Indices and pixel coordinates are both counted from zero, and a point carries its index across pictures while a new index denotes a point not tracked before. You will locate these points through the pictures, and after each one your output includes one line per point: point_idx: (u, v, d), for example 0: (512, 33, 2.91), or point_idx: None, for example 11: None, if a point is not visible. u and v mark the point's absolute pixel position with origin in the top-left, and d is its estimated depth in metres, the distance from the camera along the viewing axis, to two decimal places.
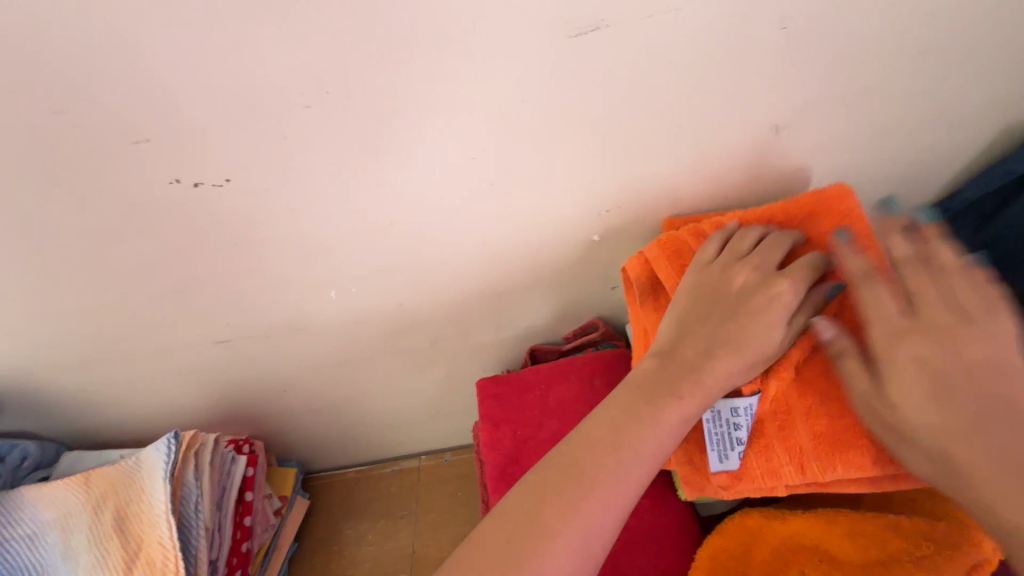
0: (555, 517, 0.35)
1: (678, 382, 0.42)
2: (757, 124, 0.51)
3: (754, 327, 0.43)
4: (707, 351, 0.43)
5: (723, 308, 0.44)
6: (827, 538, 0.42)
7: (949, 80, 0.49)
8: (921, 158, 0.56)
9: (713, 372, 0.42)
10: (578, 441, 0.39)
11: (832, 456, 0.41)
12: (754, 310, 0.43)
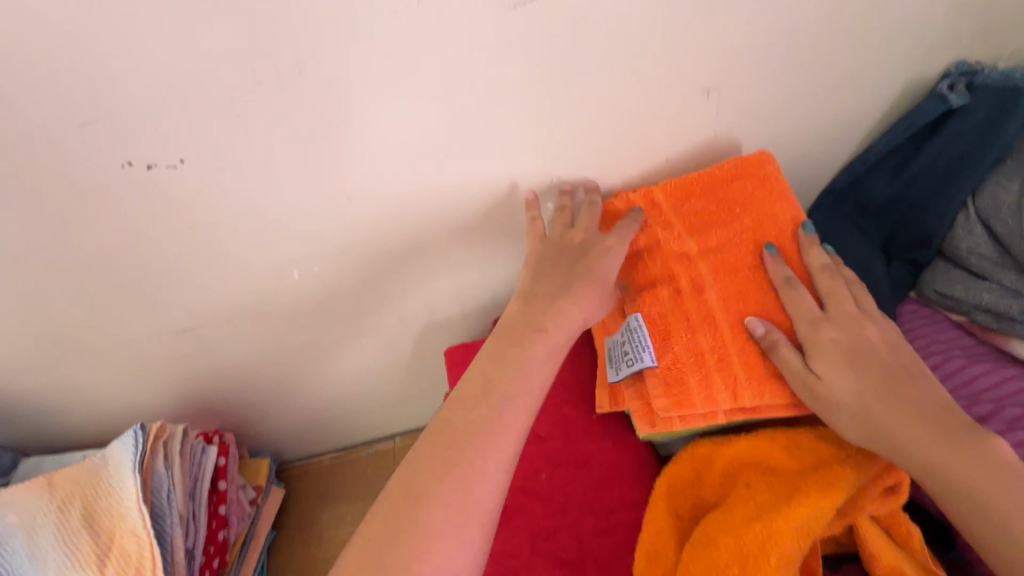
0: (418, 505, 0.39)
1: (532, 320, 0.48)
2: (690, 89, 0.54)
3: (591, 275, 0.50)
4: (557, 293, 0.49)
5: (568, 260, 0.51)
6: (768, 453, 0.47)
7: (854, 42, 0.54)
8: (840, 117, 0.61)
9: (557, 313, 0.48)
10: (443, 419, 0.43)
11: (761, 382, 0.47)
12: (592, 259, 0.51)
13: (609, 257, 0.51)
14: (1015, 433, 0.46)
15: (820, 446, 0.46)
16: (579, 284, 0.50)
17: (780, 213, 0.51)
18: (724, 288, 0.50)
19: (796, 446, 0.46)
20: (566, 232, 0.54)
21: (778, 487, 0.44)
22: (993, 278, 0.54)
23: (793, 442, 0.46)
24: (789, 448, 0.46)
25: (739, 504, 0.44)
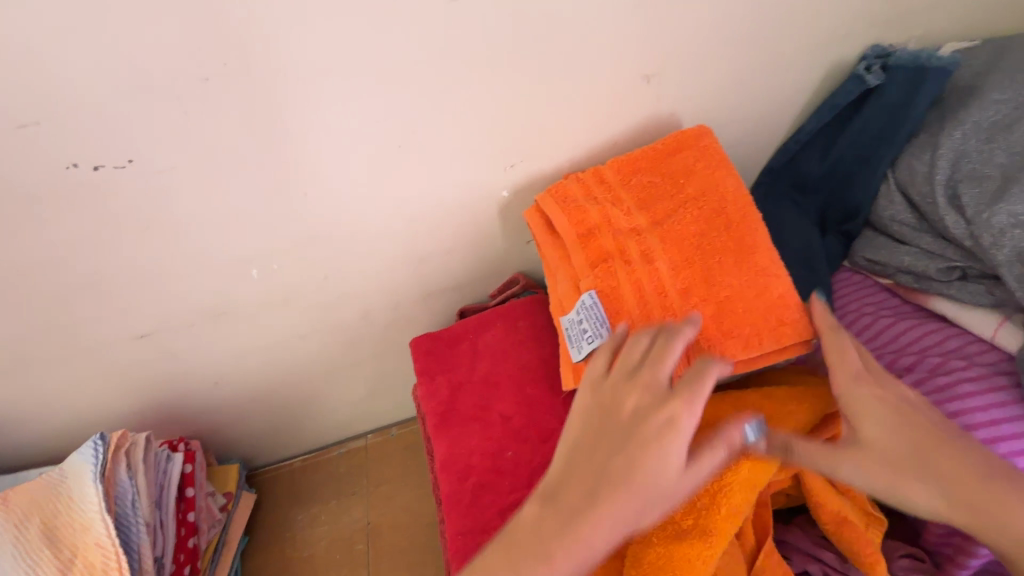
0: None
1: (559, 536, 0.40)
2: (630, 76, 0.57)
3: (640, 458, 0.40)
4: (601, 492, 0.40)
5: (618, 439, 0.42)
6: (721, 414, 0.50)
7: (778, 28, 0.58)
8: (773, 100, 0.65)
9: (595, 516, 0.40)
10: None
11: (711, 346, 0.48)
12: (651, 446, 0.40)
13: (664, 424, 0.40)
14: (933, 378, 0.50)
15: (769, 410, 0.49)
16: (636, 483, 0.39)
17: (720, 181, 0.55)
18: (672, 259, 0.52)
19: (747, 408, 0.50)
20: (619, 383, 0.44)
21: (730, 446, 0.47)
22: (911, 242, 0.58)
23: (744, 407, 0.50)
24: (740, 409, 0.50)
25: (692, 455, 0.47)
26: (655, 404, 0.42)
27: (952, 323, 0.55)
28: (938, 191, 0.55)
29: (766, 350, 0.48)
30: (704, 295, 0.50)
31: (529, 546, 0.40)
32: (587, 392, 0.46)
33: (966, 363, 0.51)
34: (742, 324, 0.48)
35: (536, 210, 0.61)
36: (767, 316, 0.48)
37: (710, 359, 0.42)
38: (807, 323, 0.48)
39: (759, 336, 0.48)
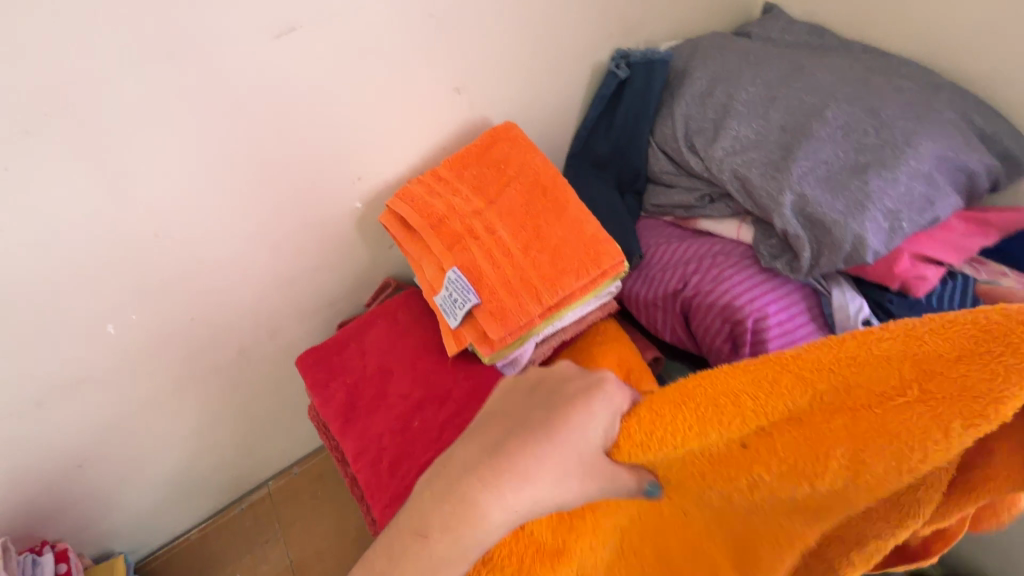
0: None
1: (442, 514, 0.37)
2: (443, 89, 0.69)
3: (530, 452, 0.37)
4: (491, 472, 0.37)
5: (524, 424, 0.38)
6: (792, 396, 0.38)
7: (547, 41, 0.75)
8: (559, 96, 0.82)
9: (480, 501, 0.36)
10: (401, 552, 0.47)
11: (554, 283, 0.61)
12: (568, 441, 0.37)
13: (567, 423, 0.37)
14: (708, 274, 0.69)
15: (880, 367, 0.37)
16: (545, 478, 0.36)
17: (531, 159, 0.68)
18: (509, 227, 0.65)
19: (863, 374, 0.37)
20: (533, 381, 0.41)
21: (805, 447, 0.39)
22: (676, 185, 0.78)
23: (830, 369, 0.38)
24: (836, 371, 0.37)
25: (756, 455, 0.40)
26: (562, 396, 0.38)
27: (713, 235, 0.74)
28: (680, 143, 0.75)
29: (594, 276, 0.62)
30: (542, 246, 0.63)
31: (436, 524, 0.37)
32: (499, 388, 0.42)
33: (727, 257, 0.70)
34: (573, 260, 0.62)
35: (389, 213, 0.69)
36: (587, 250, 0.62)
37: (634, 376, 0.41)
38: (613, 247, 0.62)
39: (586, 265, 0.61)
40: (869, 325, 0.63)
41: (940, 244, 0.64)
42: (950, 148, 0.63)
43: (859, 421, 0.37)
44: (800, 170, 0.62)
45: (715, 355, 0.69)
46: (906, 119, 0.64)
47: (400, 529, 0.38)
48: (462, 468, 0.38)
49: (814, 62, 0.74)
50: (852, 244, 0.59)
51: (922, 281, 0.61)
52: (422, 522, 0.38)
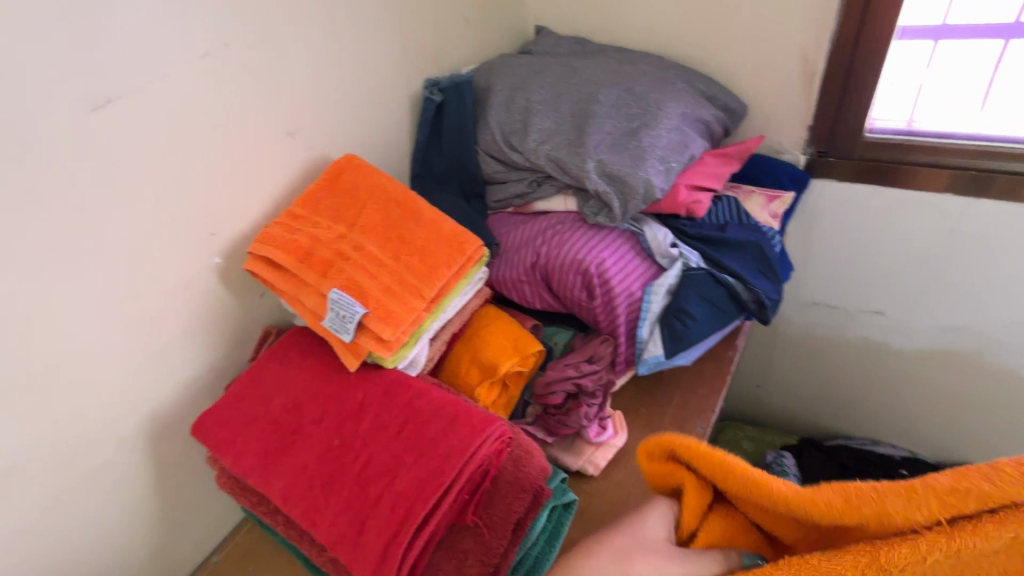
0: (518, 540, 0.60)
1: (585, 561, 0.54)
2: (277, 134, 0.74)
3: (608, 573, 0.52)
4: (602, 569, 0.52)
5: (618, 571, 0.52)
6: None
7: (362, 80, 0.84)
8: (387, 126, 0.91)
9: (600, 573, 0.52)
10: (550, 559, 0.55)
11: (430, 277, 0.68)
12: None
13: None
14: (550, 242, 0.83)
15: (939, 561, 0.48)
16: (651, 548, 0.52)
17: (378, 180, 0.76)
18: (376, 241, 0.71)
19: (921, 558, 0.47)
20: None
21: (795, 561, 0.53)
22: (508, 179, 0.91)
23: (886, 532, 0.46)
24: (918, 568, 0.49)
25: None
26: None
27: (548, 212, 0.88)
28: (500, 144, 0.89)
29: (462, 262, 0.71)
30: (410, 249, 0.70)
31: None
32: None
33: (563, 224, 0.84)
34: (440, 253, 0.70)
35: (254, 259, 0.71)
36: (449, 243, 0.71)
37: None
38: (469, 235, 0.72)
39: (452, 255, 0.70)
40: (675, 246, 0.80)
41: (704, 176, 0.85)
42: (687, 105, 0.85)
43: None
44: (593, 142, 0.79)
45: (579, 305, 0.82)
46: (654, 91, 0.85)
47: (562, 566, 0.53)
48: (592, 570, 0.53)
49: (581, 63, 0.93)
50: (644, 187, 0.76)
51: (698, 204, 0.81)
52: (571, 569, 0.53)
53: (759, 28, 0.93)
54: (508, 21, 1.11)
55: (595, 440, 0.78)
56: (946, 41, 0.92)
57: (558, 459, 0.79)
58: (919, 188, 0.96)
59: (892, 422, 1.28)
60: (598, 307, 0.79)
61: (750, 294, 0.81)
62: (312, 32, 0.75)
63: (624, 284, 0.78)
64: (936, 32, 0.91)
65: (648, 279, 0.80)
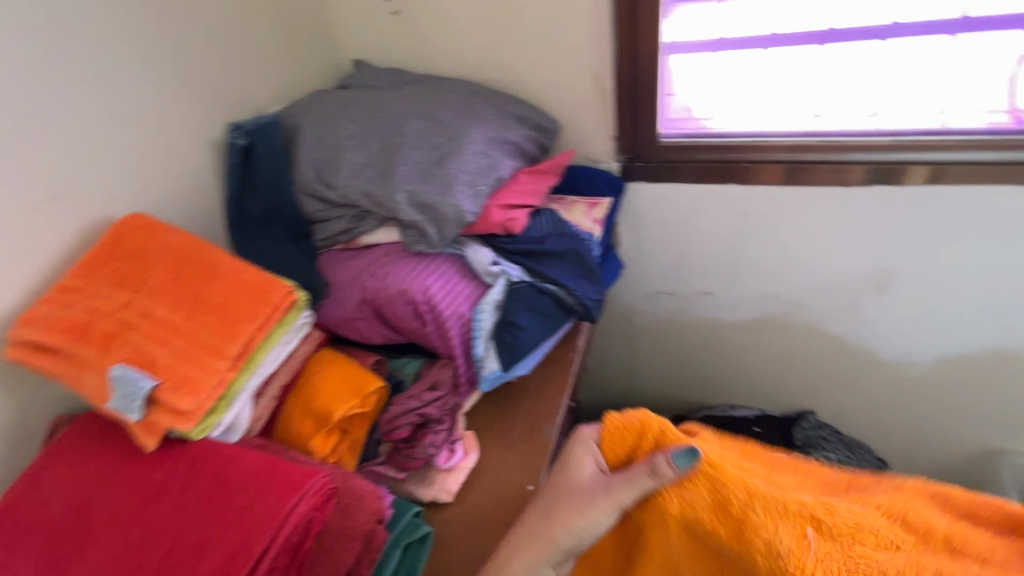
0: (502, 561, 0.63)
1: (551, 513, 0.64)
2: (32, 202, 0.67)
3: (564, 513, 0.63)
4: (556, 515, 0.63)
5: (571, 494, 0.64)
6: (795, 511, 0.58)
7: (140, 133, 0.78)
8: (186, 176, 0.85)
9: (563, 518, 0.63)
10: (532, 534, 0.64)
11: (231, 334, 0.65)
12: (609, 503, 0.61)
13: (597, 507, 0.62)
14: (376, 276, 0.82)
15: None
16: (566, 487, 0.65)
17: (167, 237, 0.70)
18: (167, 304, 0.66)
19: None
20: (593, 491, 0.63)
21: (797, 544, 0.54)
22: (330, 218, 0.89)
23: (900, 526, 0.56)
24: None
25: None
26: (595, 489, 0.63)
27: (374, 245, 0.86)
28: (314, 183, 0.87)
29: (269, 312, 0.67)
30: (208, 307, 0.66)
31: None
32: (583, 503, 0.62)
33: (387, 256, 0.83)
34: (242, 306, 0.66)
35: (17, 345, 0.62)
36: (252, 293, 0.67)
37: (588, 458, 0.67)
38: (275, 280, 0.69)
39: (256, 306, 0.67)
40: (497, 263, 0.83)
41: (518, 194, 0.89)
42: (493, 129, 0.89)
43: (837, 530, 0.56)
44: (401, 174, 0.80)
45: (414, 333, 0.81)
46: (459, 118, 0.87)
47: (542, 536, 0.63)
48: (547, 520, 0.63)
49: (389, 94, 0.94)
50: (454, 213, 0.78)
51: (513, 221, 0.85)
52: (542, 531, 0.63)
53: (551, 52, 1.00)
54: (320, 56, 1.10)
55: (446, 466, 0.78)
56: (721, 54, 1.02)
57: (413, 493, 0.77)
58: (711, 181, 1.10)
59: (739, 386, 1.43)
60: (431, 333, 0.80)
61: (575, 299, 0.86)
62: (59, 89, 0.69)
63: (452, 306, 0.79)
64: (710, 46, 1.01)
65: (478, 298, 0.81)
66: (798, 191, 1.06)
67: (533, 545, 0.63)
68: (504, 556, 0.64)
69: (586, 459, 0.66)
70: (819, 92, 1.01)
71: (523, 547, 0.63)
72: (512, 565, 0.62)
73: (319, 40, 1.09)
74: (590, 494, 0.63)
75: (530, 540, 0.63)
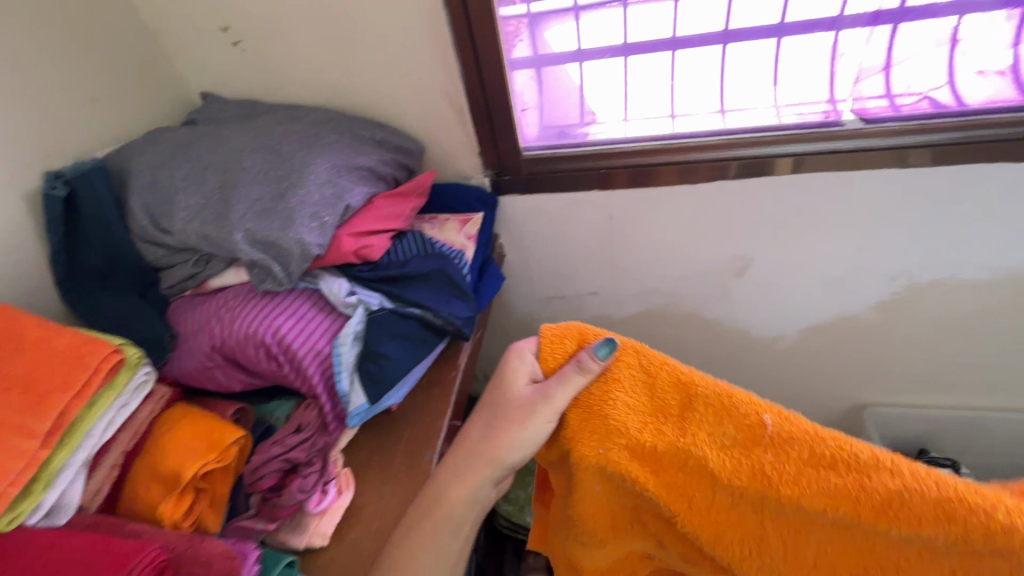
0: (442, 482, 0.70)
1: (490, 429, 0.69)
2: None
3: (503, 429, 0.68)
4: (496, 428, 0.69)
5: (507, 408, 0.69)
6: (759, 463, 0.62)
7: None
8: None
9: (503, 431, 0.68)
10: (473, 448, 0.70)
11: (41, 408, 0.59)
12: (542, 415, 0.67)
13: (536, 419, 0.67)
14: (222, 319, 0.78)
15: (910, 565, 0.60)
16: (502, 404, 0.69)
17: None
18: None
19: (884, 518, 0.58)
20: (530, 400, 0.68)
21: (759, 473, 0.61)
22: (175, 263, 0.84)
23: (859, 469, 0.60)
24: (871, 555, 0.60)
25: (729, 518, 0.64)
26: (534, 400, 0.67)
27: (223, 288, 0.82)
28: (148, 230, 0.82)
29: (88, 377, 0.63)
30: (7, 383, 0.60)
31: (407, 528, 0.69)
32: (523, 416, 0.67)
33: (234, 297, 0.80)
34: (53, 375, 0.61)
35: None
36: (66, 359, 0.62)
37: (523, 367, 0.71)
38: (93, 343, 0.64)
39: (71, 372, 0.62)
40: (354, 293, 0.82)
41: (374, 219, 0.88)
42: (340, 156, 0.87)
43: (810, 470, 0.60)
44: (238, 213, 0.77)
45: (274, 375, 0.78)
46: (301, 149, 0.85)
47: (481, 445, 0.70)
48: (484, 433, 0.70)
49: (229, 128, 0.90)
50: (298, 247, 0.76)
51: (369, 248, 0.84)
52: (485, 445, 0.69)
53: (397, 76, 1.00)
54: (160, 94, 1.04)
55: (317, 509, 0.75)
56: (587, 64, 1.04)
57: (286, 542, 0.74)
58: (575, 189, 1.13)
59: None
60: (289, 373, 0.77)
61: (442, 319, 0.85)
62: None
63: (307, 344, 0.77)
64: (576, 57, 1.04)
65: (335, 332, 0.80)
66: (654, 191, 1.11)
67: (472, 461, 0.70)
68: (446, 478, 0.70)
69: (519, 368, 0.70)
70: (678, 95, 1.06)
71: (464, 469, 0.70)
72: (456, 484, 0.69)
73: (156, 77, 1.04)
74: (526, 403, 0.68)
75: (473, 459, 0.70)
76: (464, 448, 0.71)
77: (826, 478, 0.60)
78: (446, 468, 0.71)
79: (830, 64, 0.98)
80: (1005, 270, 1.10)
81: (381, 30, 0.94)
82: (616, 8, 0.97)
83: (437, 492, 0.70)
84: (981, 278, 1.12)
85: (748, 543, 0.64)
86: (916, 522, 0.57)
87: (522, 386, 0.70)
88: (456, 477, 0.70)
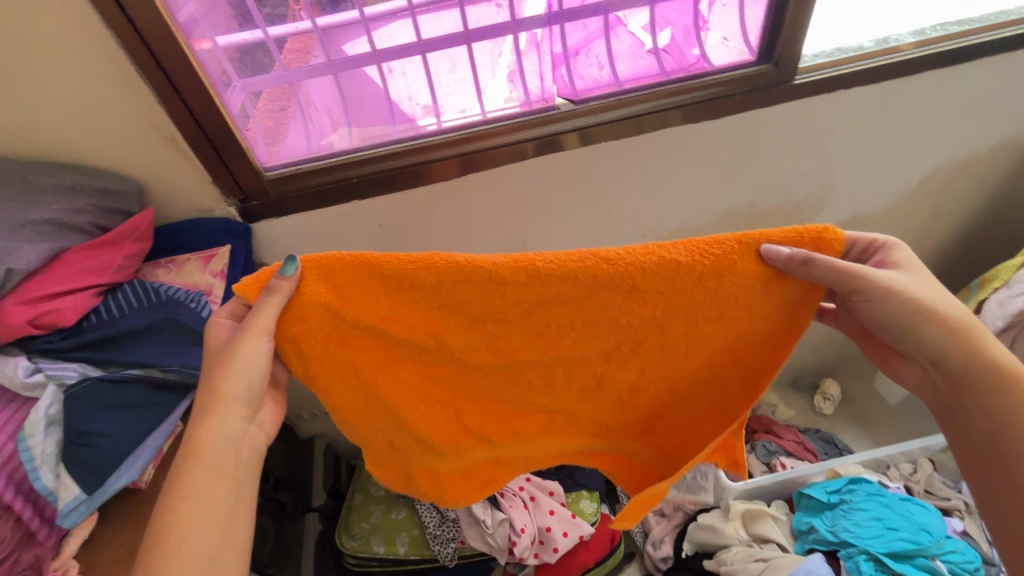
0: (190, 445, 0.62)
1: (210, 390, 0.64)
2: None
3: (222, 378, 0.63)
4: (215, 384, 0.63)
5: (217, 364, 0.64)
6: (540, 325, 0.61)
7: None
8: None
9: (221, 382, 0.63)
10: (200, 426, 0.63)
11: None
12: (253, 336, 0.60)
13: (246, 356, 0.62)
14: None
15: (774, 338, 0.65)
16: (208, 354, 0.65)
17: None
18: None
19: (638, 316, 0.61)
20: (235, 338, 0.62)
21: (527, 335, 0.62)
22: None
23: (538, 274, 0.58)
24: (691, 297, 0.60)
25: (435, 392, 0.68)
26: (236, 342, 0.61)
27: None
28: None
29: None
30: None
31: (168, 510, 0.59)
32: (238, 350, 0.61)
33: None
34: None
35: None
36: None
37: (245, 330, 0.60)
38: None
39: None
40: (40, 369, 0.69)
41: (61, 281, 0.75)
42: None
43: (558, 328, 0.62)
44: None
45: None
46: None
47: (197, 425, 0.63)
48: (211, 404, 0.63)
49: None
50: None
51: (56, 313, 0.73)
52: (216, 403, 0.63)
53: (71, 112, 0.86)
54: None
55: None
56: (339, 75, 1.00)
57: None
58: (331, 204, 1.08)
59: None
60: None
61: (176, 372, 0.77)
62: None
63: None
64: (327, 68, 0.98)
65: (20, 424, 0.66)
66: (417, 190, 1.10)
67: (215, 418, 0.63)
68: (198, 431, 0.63)
69: (225, 327, 0.65)
70: (439, 95, 1.07)
71: (206, 426, 0.63)
72: (199, 438, 0.63)
73: None
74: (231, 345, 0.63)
75: (203, 421, 0.63)
76: (196, 411, 0.64)
77: (576, 287, 0.59)
78: (192, 423, 0.63)
79: (547, 51, 1.06)
80: (718, 211, 1.33)
81: (33, 58, 0.80)
82: (362, 33, 0.97)
83: (193, 466, 0.61)
84: (703, 221, 1.34)
85: (595, 363, 0.66)
86: (650, 312, 0.61)
87: (227, 331, 0.66)
88: (201, 426, 0.63)
